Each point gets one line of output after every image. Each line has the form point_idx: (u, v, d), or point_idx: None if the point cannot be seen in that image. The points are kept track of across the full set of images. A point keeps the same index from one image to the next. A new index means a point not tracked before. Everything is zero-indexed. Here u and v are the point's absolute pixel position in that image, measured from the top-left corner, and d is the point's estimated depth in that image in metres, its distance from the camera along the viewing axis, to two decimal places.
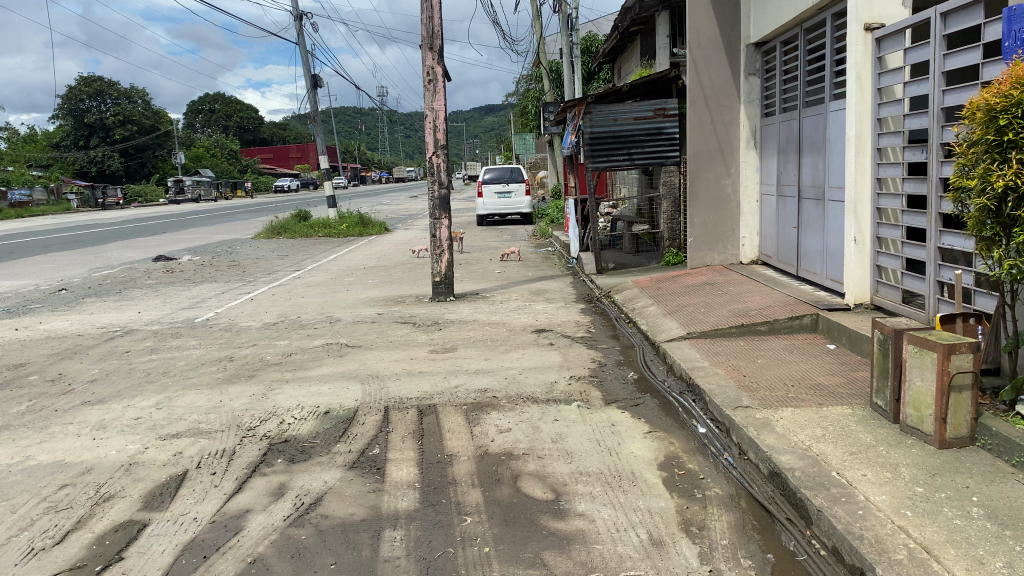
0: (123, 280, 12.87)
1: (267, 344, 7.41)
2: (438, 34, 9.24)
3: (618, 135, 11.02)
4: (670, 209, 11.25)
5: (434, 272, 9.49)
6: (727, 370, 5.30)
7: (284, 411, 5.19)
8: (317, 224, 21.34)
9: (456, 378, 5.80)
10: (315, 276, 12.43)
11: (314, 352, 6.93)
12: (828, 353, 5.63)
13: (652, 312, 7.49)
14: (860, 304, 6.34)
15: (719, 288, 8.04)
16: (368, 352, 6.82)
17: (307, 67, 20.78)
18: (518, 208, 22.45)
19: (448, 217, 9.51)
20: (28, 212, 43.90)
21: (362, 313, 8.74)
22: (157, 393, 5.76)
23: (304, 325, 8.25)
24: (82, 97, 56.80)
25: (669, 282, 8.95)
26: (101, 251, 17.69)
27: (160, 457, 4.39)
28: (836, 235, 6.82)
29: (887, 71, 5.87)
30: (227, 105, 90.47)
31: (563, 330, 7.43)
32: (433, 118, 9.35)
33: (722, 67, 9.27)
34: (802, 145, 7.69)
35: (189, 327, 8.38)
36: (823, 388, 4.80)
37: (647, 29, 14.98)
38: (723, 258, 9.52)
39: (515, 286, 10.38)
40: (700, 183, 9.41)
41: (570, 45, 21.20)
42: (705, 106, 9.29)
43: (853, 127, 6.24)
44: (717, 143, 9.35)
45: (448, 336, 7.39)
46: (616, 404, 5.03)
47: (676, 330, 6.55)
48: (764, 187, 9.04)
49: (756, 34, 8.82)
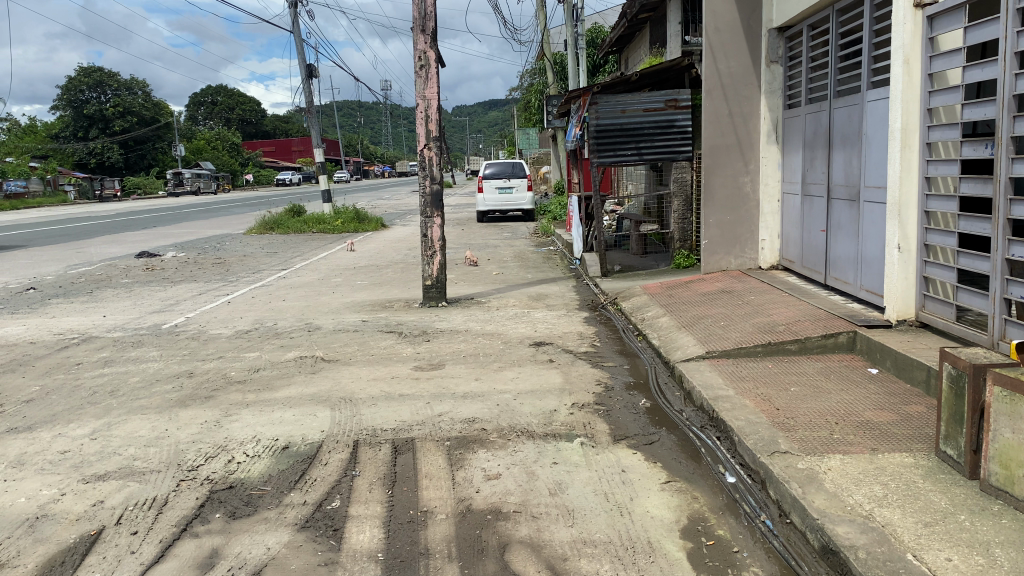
0: (99, 279, 12.12)
1: (235, 357, 6.64)
2: (431, 15, 8.44)
3: (626, 128, 10.24)
4: (681, 207, 10.46)
5: (425, 274, 8.71)
6: (757, 401, 4.53)
7: (236, 445, 4.43)
8: (310, 220, 20.61)
9: (441, 404, 5.02)
10: (302, 276, 11.67)
11: (285, 368, 6.16)
12: (871, 380, 4.85)
13: (665, 324, 6.71)
14: (903, 320, 5.53)
15: (739, 297, 7.26)
16: (344, 369, 6.05)
17: (302, 56, 20.02)
18: (519, 204, 21.66)
19: (440, 215, 8.75)
20: (23, 203, 43.24)
21: (345, 320, 7.97)
22: (95, 419, 4.99)
23: (280, 334, 7.48)
24: (81, 88, 56.17)
25: (681, 288, 8.18)
26: (84, 246, 16.93)
27: (75, 508, 3.62)
28: (873, 241, 6.05)
29: (940, 53, 5.09)
30: (229, 97, 89.76)
31: (564, 343, 6.66)
32: (425, 107, 8.58)
33: (741, 54, 8.49)
34: (833, 139, 6.91)
35: (155, 335, 7.61)
36: (874, 427, 4.02)
37: (656, 15, 14.19)
38: (741, 262, 8.73)
39: (513, 290, 9.60)
40: (715, 180, 8.63)
41: (575, 36, 20.46)
42: (722, 96, 8.51)
43: (898, 118, 5.41)
44: (735, 137, 8.59)
45: (436, 349, 6.62)
46: (626, 441, 4.27)
47: (692, 348, 5.78)
48: (787, 185, 8.23)
49: (781, 17, 8.00)
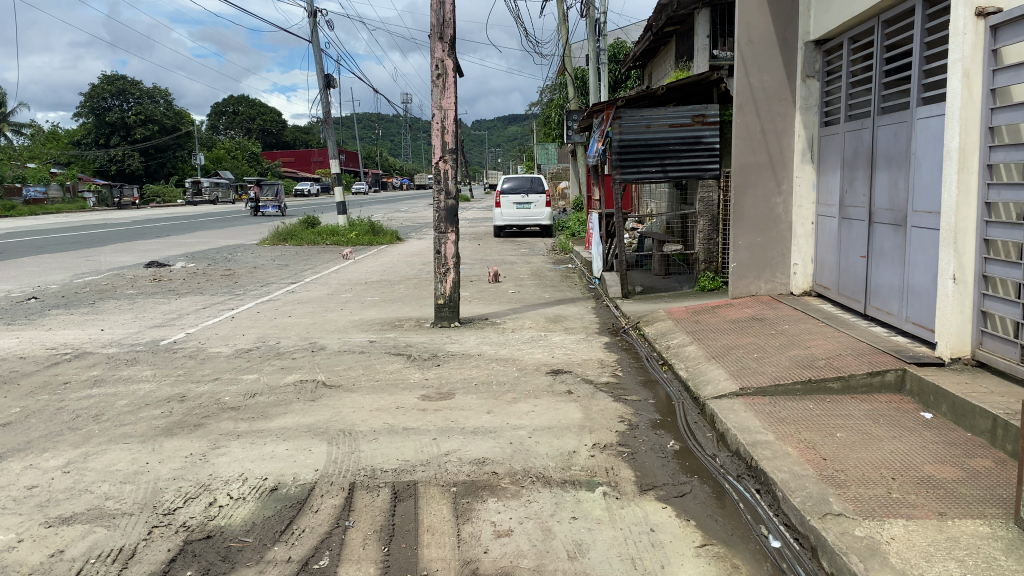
0: (104, 289, 11.78)
1: (232, 380, 6.23)
2: (449, 22, 8.07)
3: (650, 144, 9.84)
4: (707, 227, 9.96)
5: (437, 293, 8.29)
6: (801, 450, 4.05)
7: (219, 485, 4.00)
8: (325, 232, 20.33)
9: (449, 440, 4.59)
10: (311, 290, 11.28)
11: (282, 394, 5.74)
12: (927, 427, 4.35)
13: (693, 354, 6.24)
14: (957, 358, 5.03)
15: (771, 325, 6.78)
16: (345, 397, 5.62)
17: (321, 67, 19.75)
18: (538, 220, 21.33)
19: (455, 231, 8.33)
20: (43, 209, 43.43)
21: (351, 341, 7.56)
22: (71, 448, 4.58)
23: (282, 354, 7.08)
24: (104, 96, 56.44)
25: (708, 313, 7.71)
26: (93, 255, 16.65)
27: (30, 560, 3.20)
28: (921, 269, 5.58)
29: (1004, 67, 4.62)
30: (251, 107, 90.26)
31: (583, 372, 6.21)
32: (441, 118, 8.18)
33: (776, 68, 8.07)
34: (877, 159, 6.45)
35: (151, 353, 7.23)
36: (938, 486, 3.54)
37: (683, 29, 13.77)
38: (771, 287, 8.25)
39: (530, 311, 9.15)
40: (746, 200, 8.19)
41: (597, 51, 20.13)
42: (754, 111, 8.10)
43: (954, 138, 4.94)
44: (767, 155, 8.15)
45: (445, 376, 6.18)
46: (654, 493, 3.81)
47: (725, 383, 5.30)
48: (822, 206, 7.76)
49: (819, 29, 7.57)
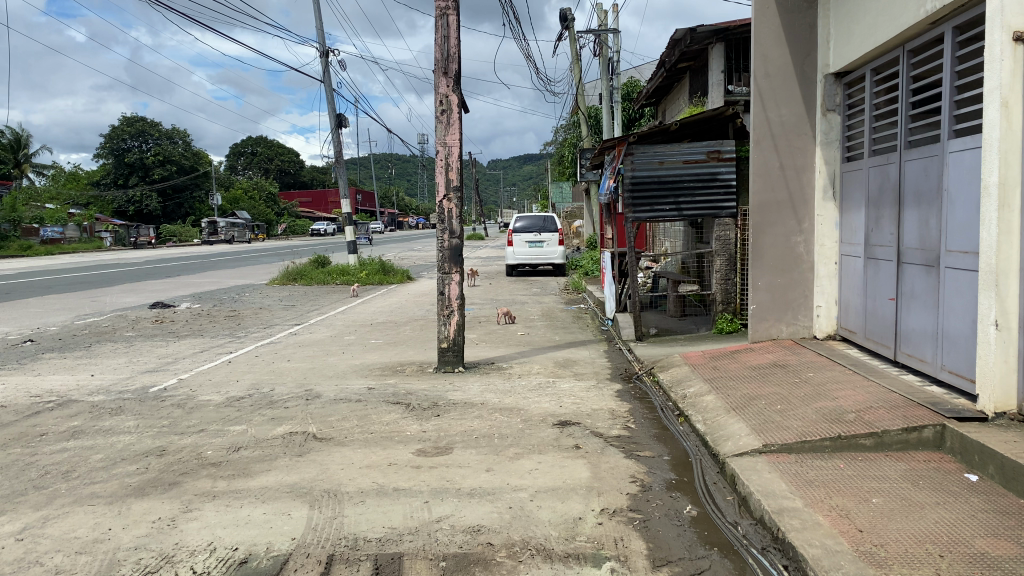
0: (102, 331, 11.48)
1: (217, 432, 5.85)
2: (454, 57, 7.80)
3: (664, 181, 9.51)
4: (724, 267, 9.58)
5: (441, 336, 7.92)
6: (833, 519, 3.60)
7: (183, 557, 3.59)
8: (335, 271, 20.06)
9: (443, 504, 4.17)
10: (314, 333, 10.92)
11: (269, 448, 5.35)
12: (974, 492, 3.90)
13: (710, 405, 5.80)
14: (1003, 413, 4.58)
15: (795, 373, 6.35)
16: (335, 452, 5.22)
17: (333, 107, 19.66)
18: (551, 258, 20.95)
19: (460, 272, 7.99)
20: (59, 249, 43.66)
21: (348, 388, 7.17)
22: (31, 511, 4.19)
23: (274, 402, 6.71)
24: (124, 137, 57.00)
25: (727, 359, 7.28)
26: (99, 296, 16.43)
27: None
28: (957, 314, 5.16)
29: None
30: (269, 148, 91.17)
31: (593, 423, 5.79)
32: (445, 155, 7.87)
33: (795, 101, 7.72)
34: (905, 196, 6.07)
35: (139, 401, 6.87)
36: (993, 565, 3.09)
37: (697, 65, 13.51)
38: (793, 330, 7.82)
39: (539, 355, 8.74)
40: (765, 240, 7.81)
41: (610, 90, 19.95)
42: (772, 146, 7.75)
43: (993, 172, 4.55)
44: (787, 192, 7.76)
45: (444, 427, 5.77)
46: (669, 569, 3.38)
47: (746, 438, 4.86)
48: (846, 246, 7.36)
49: (839, 61, 7.24)
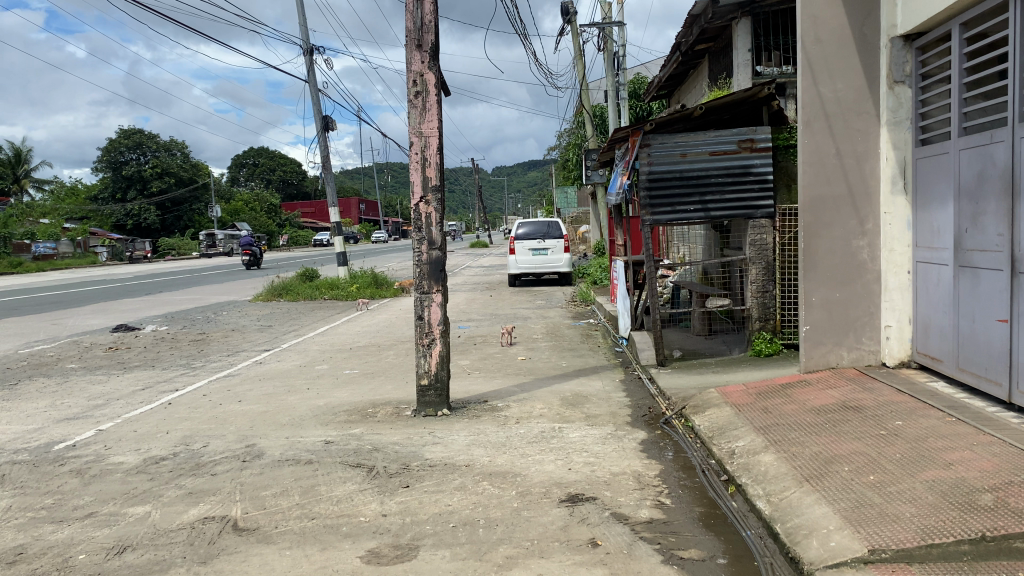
0: (43, 363, 9.99)
1: (110, 517, 4.36)
2: (429, 26, 6.30)
3: (687, 176, 8.02)
4: (761, 278, 7.98)
5: (420, 371, 6.44)
6: None
7: None
8: (323, 286, 18.62)
9: None
10: (283, 361, 9.42)
11: (167, 549, 3.85)
12: None
13: (772, 471, 4.29)
14: None
15: (878, 419, 4.83)
16: (252, 558, 3.69)
17: (319, 108, 18.21)
18: (555, 266, 19.40)
19: (442, 292, 6.49)
20: (52, 264, 42.31)
21: (300, 442, 5.66)
22: None
23: (201, 467, 5.21)
24: (121, 149, 55.64)
25: (779, 397, 5.76)
26: (63, 318, 14.96)
27: None
28: None
29: None
30: (271, 158, 89.90)
31: (614, 498, 4.28)
32: (422, 147, 6.39)
33: (853, 72, 6.23)
34: (1020, 185, 4.58)
35: (31, 466, 5.36)
36: None
37: (718, 45, 12.08)
38: (856, 357, 6.30)
39: (542, 389, 7.24)
40: (819, 245, 6.32)
41: (617, 85, 18.49)
42: (826, 129, 6.27)
43: None
44: (846, 186, 6.28)
45: (412, 509, 4.25)
46: None
47: (841, 537, 3.34)
48: (925, 250, 5.85)
49: (911, 19, 5.77)
